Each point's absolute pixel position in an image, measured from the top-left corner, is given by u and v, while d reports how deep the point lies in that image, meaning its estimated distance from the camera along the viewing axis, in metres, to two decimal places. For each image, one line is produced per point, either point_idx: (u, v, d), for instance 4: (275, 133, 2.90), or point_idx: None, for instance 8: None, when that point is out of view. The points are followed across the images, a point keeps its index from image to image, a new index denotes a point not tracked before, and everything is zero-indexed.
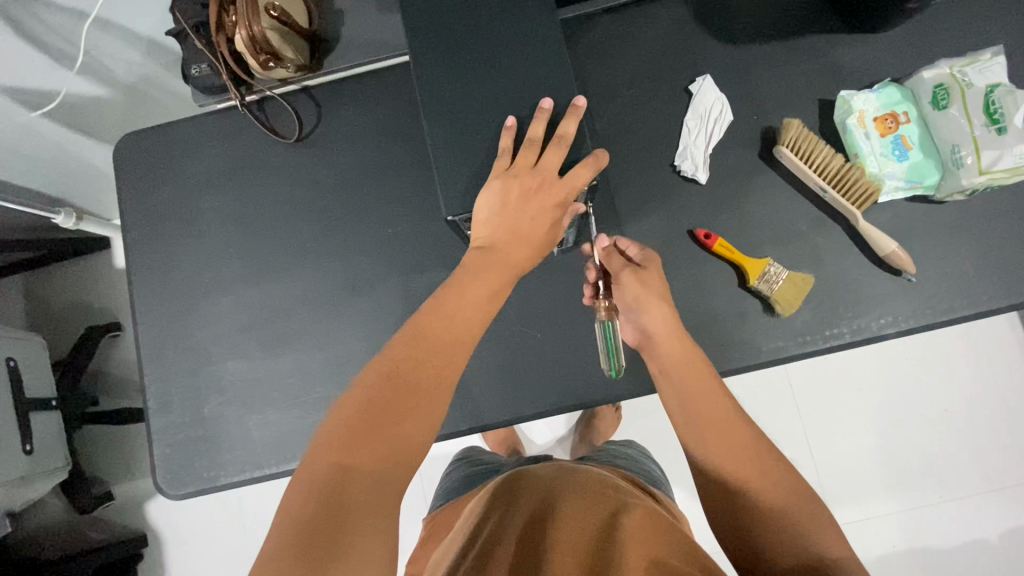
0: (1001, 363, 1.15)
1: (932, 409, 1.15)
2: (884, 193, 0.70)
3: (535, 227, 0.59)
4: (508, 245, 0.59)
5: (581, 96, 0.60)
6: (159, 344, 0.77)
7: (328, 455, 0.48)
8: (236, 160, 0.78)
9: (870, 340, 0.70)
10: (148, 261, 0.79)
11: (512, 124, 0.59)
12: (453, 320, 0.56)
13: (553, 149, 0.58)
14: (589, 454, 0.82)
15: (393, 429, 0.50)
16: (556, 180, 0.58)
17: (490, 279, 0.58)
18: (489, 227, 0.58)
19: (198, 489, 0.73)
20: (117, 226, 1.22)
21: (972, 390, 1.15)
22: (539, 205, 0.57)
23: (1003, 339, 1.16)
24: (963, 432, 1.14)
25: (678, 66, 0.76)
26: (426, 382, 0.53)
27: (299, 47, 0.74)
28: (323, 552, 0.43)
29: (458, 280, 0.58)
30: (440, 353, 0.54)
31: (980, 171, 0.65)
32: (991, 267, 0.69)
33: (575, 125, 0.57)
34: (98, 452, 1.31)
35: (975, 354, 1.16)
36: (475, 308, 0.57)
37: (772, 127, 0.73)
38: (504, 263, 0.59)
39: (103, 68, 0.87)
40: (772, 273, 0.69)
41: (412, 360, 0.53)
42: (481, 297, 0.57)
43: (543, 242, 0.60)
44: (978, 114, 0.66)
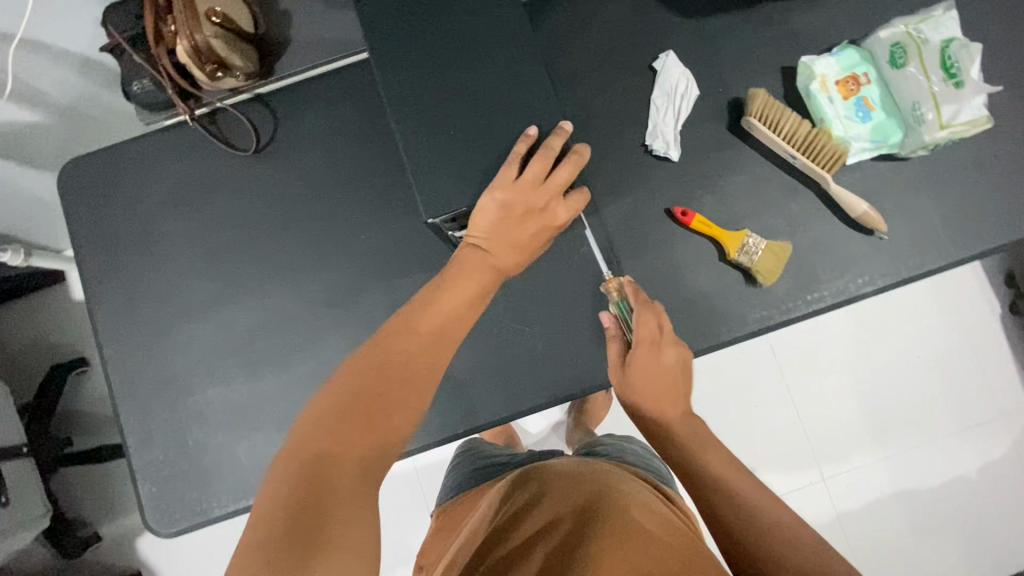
0: (966, 308, 1.20)
1: (907, 356, 1.19)
2: (852, 155, 0.71)
3: (521, 234, 0.59)
4: (490, 245, 0.60)
5: (567, 120, 0.59)
6: (132, 379, 0.73)
7: (309, 457, 0.47)
8: (192, 178, 0.75)
9: (850, 300, 0.71)
10: (110, 293, 0.74)
11: (533, 133, 0.58)
12: (438, 319, 0.56)
13: (540, 158, 0.57)
14: (595, 445, 0.82)
15: (378, 428, 0.50)
16: (540, 186, 0.58)
17: (472, 279, 0.59)
18: (481, 229, 0.59)
19: (192, 523, 0.71)
20: (71, 258, 1.15)
21: (942, 335, 1.20)
22: (522, 212, 0.58)
23: (968, 285, 1.21)
24: (938, 377, 1.19)
25: (640, 43, 0.75)
26: (408, 386, 0.53)
27: (246, 53, 0.70)
28: (296, 557, 0.41)
29: (446, 284, 0.58)
30: (425, 355, 0.54)
31: (942, 125, 0.67)
32: (958, 218, 0.71)
33: (560, 142, 0.57)
34: (79, 494, 1.26)
35: (942, 302, 1.20)
36: (460, 314, 0.58)
37: (738, 99, 0.74)
38: (486, 263, 0.60)
39: (35, 91, 0.81)
40: (751, 244, 0.69)
41: (407, 365, 0.53)
42: (464, 299, 0.58)
43: (531, 251, 0.62)
44: (936, 70, 0.68)
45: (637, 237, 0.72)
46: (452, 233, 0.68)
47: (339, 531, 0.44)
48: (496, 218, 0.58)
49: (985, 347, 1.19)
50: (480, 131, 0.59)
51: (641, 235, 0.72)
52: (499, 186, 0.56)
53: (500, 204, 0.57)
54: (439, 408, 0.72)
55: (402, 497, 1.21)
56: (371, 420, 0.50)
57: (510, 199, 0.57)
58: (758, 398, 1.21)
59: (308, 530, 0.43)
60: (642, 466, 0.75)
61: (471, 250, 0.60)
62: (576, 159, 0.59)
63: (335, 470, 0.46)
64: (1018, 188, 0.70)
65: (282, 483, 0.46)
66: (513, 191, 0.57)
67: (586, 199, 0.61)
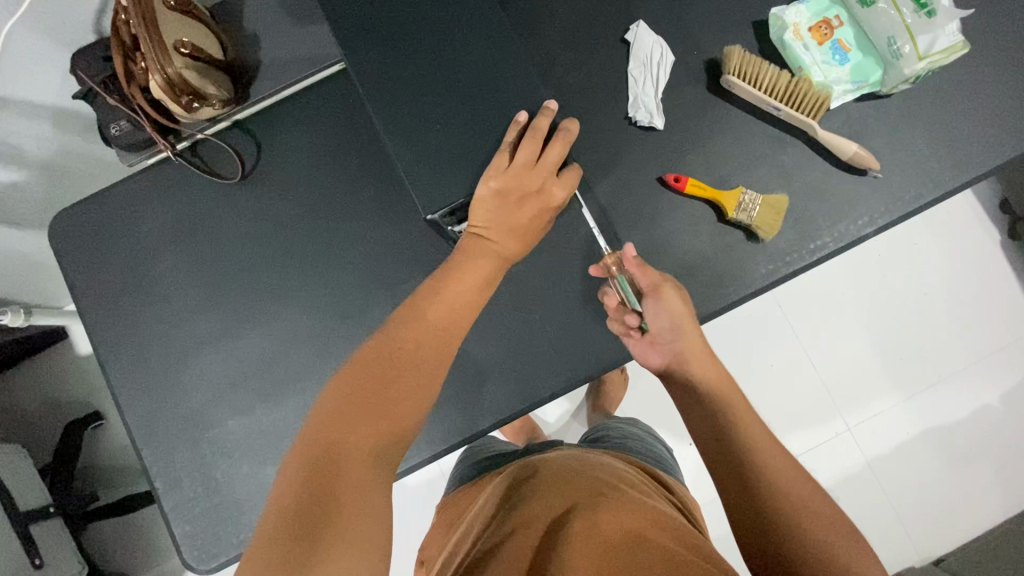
0: (965, 238, 1.20)
1: (914, 294, 1.19)
2: (835, 99, 0.71)
3: (521, 218, 0.59)
4: (490, 232, 0.60)
5: (552, 101, 0.59)
6: (150, 421, 0.73)
7: (317, 456, 0.47)
8: (183, 213, 0.74)
9: (853, 243, 0.71)
10: (117, 339, 0.74)
11: (522, 120, 0.58)
12: (441, 315, 0.56)
13: (529, 142, 0.57)
14: (601, 433, 0.82)
15: (388, 425, 0.51)
16: (532, 168, 0.58)
17: (466, 273, 0.58)
18: (476, 214, 0.59)
19: (230, 556, 0.70)
20: (71, 312, 1.14)
21: (945, 269, 1.20)
22: (513, 197, 0.58)
23: (964, 216, 1.21)
24: (946, 311, 1.19)
25: (609, 17, 0.75)
26: (416, 383, 0.53)
27: (220, 80, 0.70)
28: (302, 554, 0.42)
29: (446, 272, 0.58)
30: (434, 350, 0.55)
31: (920, 57, 0.67)
32: (948, 146, 0.71)
33: (548, 123, 0.58)
34: (111, 547, 1.25)
35: (941, 235, 1.21)
36: (463, 306, 0.58)
37: (714, 59, 0.74)
38: (479, 253, 0.59)
39: (12, 149, 0.80)
40: (748, 201, 0.69)
41: (414, 365, 0.53)
42: (468, 289, 0.58)
43: (532, 235, 0.62)
44: (906, 3, 0.68)
45: (633, 210, 0.72)
46: (450, 228, 0.68)
47: (341, 530, 0.44)
48: (491, 206, 0.58)
49: (987, 274, 1.19)
50: (464, 123, 0.59)
51: (637, 208, 0.72)
52: (492, 174, 0.57)
53: (495, 190, 0.57)
54: (460, 407, 0.72)
55: (430, 506, 1.20)
56: (381, 418, 0.50)
57: (503, 184, 0.57)
58: (769, 354, 1.21)
59: (311, 527, 0.43)
60: (642, 456, 0.74)
61: (471, 238, 0.60)
62: (564, 139, 0.59)
63: (343, 467, 0.47)
64: (1003, 107, 0.71)
65: (293, 479, 0.46)
66: (505, 176, 0.57)
67: (578, 175, 0.61)
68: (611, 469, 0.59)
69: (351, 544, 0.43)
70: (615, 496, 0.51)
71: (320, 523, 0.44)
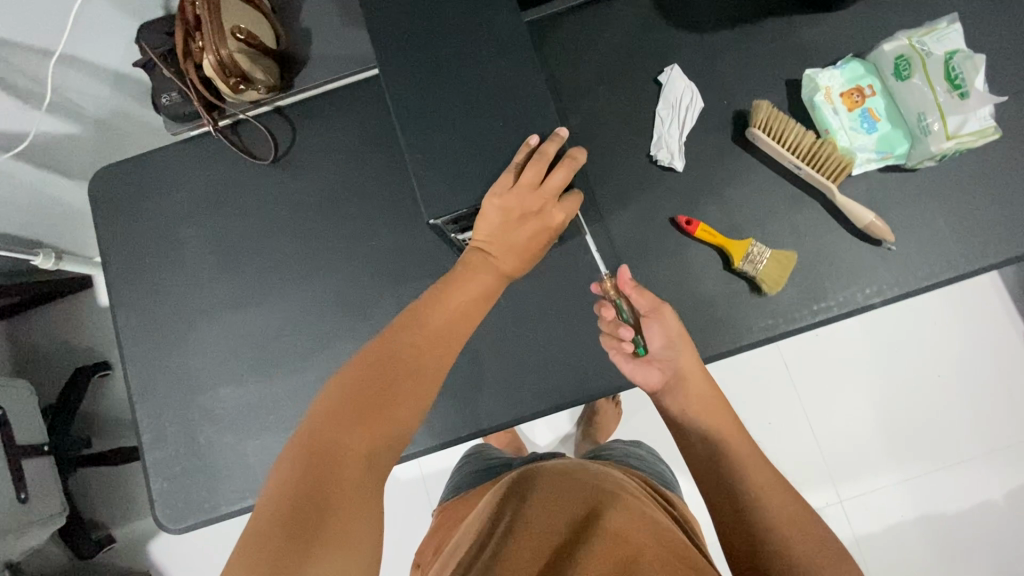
0: (988, 325, 1.17)
1: (927, 373, 1.16)
2: (857, 166, 0.71)
3: (520, 237, 0.61)
4: (492, 249, 0.61)
5: (563, 126, 0.60)
6: (148, 377, 0.76)
7: (307, 454, 0.49)
8: (213, 186, 0.78)
9: (857, 310, 0.71)
10: (131, 294, 0.78)
11: (531, 143, 0.59)
12: (442, 318, 0.58)
13: (535, 164, 0.58)
14: (602, 451, 0.82)
15: (382, 420, 0.52)
16: (535, 190, 0.59)
17: (473, 284, 0.60)
18: (483, 229, 0.60)
19: (199, 521, 0.72)
20: (97, 264, 1.20)
21: (963, 353, 1.17)
22: (517, 216, 0.59)
23: (990, 302, 1.18)
24: (959, 396, 1.15)
25: (645, 58, 0.77)
26: (411, 380, 0.54)
27: (268, 67, 0.74)
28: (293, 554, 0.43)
29: (454, 281, 0.60)
30: (432, 348, 0.57)
31: (948, 136, 0.67)
32: (969, 228, 0.70)
33: (554, 148, 0.59)
34: (96, 496, 1.31)
35: (964, 318, 1.18)
36: (464, 313, 0.59)
37: (742, 111, 0.75)
38: (488, 268, 0.61)
39: (71, 105, 0.86)
40: (755, 253, 0.70)
41: (415, 359, 0.56)
42: (470, 299, 0.60)
43: (533, 255, 0.63)
44: (940, 81, 0.68)
45: (641, 245, 0.74)
46: (455, 237, 0.69)
47: (332, 526, 0.45)
48: (499, 222, 0.60)
49: (1009, 364, 1.15)
50: (487, 138, 0.61)
51: (645, 243, 0.73)
52: (497, 190, 0.58)
53: (502, 207, 0.58)
54: (444, 412, 0.73)
55: (404, 507, 1.21)
56: (373, 414, 0.52)
57: (508, 203, 0.58)
58: (770, 411, 1.19)
59: (301, 526, 0.45)
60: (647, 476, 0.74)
61: (476, 251, 0.62)
62: (569, 165, 0.61)
63: (335, 465, 0.48)
64: None
65: (287, 477, 0.48)
66: (510, 196, 0.58)
67: (579, 201, 0.63)
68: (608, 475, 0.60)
69: (340, 539, 0.45)
70: (608, 499, 0.53)
71: (321, 504, 0.46)
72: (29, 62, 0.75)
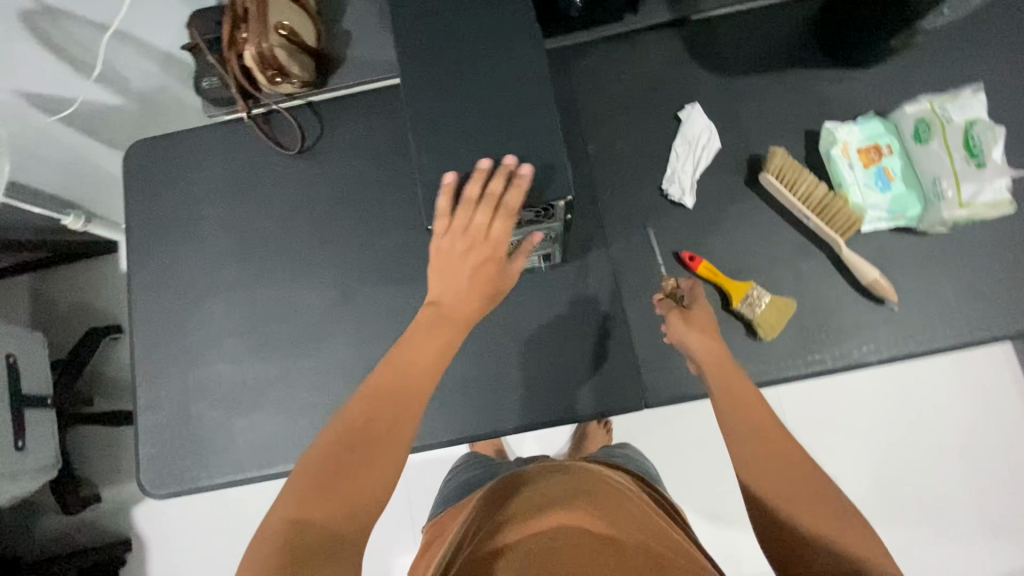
0: (996, 398, 1.14)
1: (928, 440, 1.14)
2: (867, 223, 0.71)
3: (475, 284, 0.60)
4: (443, 298, 0.60)
5: (512, 155, 0.58)
6: (151, 344, 0.79)
7: (286, 518, 0.47)
8: (239, 170, 0.82)
9: (852, 366, 0.71)
10: (148, 263, 0.81)
11: (486, 171, 0.57)
12: (410, 367, 0.57)
13: (484, 204, 0.57)
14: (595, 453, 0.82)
15: (357, 476, 0.50)
16: (484, 229, 0.58)
17: (450, 320, 0.59)
18: (438, 280, 0.60)
19: (180, 490, 0.74)
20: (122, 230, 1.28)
21: (967, 424, 1.14)
22: (472, 258, 0.59)
23: (1002, 375, 1.14)
24: (961, 468, 1.12)
25: (668, 94, 0.79)
26: (384, 428, 0.53)
27: (305, 64, 0.78)
28: None
29: (413, 335, 0.59)
30: (399, 393, 0.55)
31: (960, 204, 0.67)
32: (973, 298, 0.70)
33: (502, 184, 0.57)
34: (92, 453, 1.35)
35: (972, 388, 1.15)
36: (418, 364, 0.57)
37: (757, 156, 0.76)
38: (462, 305, 0.60)
39: (119, 78, 0.91)
40: (755, 296, 0.70)
41: (391, 394, 0.55)
42: (432, 352, 0.58)
43: (489, 301, 0.61)
44: (958, 148, 0.68)
45: (642, 275, 0.75)
46: None
47: None
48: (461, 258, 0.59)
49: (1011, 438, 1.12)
50: None
51: (647, 274, 0.74)
52: (444, 230, 0.58)
53: (449, 245, 0.58)
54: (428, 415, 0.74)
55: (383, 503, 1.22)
56: (351, 471, 0.50)
57: (460, 244, 0.59)
58: None
59: None
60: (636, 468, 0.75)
61: (431, 307, 0.60)
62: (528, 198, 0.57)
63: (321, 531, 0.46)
64: None
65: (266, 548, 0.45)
66: (461, 238, 0.59)
67: (535, 236, 0.62)
68: (591, 479, 0.61)
69: None
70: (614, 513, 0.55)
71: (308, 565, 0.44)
72: (85, 34, 0.80)
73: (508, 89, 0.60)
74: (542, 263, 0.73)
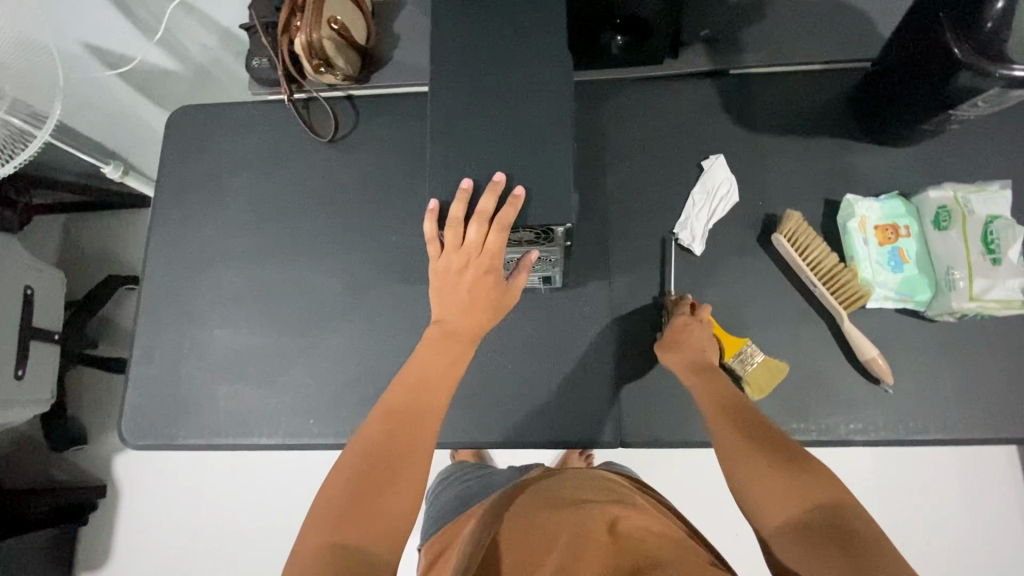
0: (999, 504, 1.03)
1: (926, 541, 1.03)
2: (873, 300, 0.71)
3: (479, 303, 0.64)
4: (448, 316, 0.65)
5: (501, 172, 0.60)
6: (157, 299, 0.81)
7: (324, 535, 0.50)
8: (271, 147, 0.85)
9: (836, 442, 0.70)
10: (169, 220, 0.84)
11: (467, 188, 0.59)
12: (424, 382, 0.63)
13: (476, 223, 0.58)
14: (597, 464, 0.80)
15: (387, 491, 0.54)
16: (479, 249, 0.60)
17: (452, 349, 0.65)
18: (440, 301, 0.65)
19: (156, 444, 0.76)
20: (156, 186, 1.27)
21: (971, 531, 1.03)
22: (470, 277, 0.62)
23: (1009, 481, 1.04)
24: None
25: (695, 142, 0.80)
26: (406, 438, 0.58)
27: (350, 59, 0.81)
28: None
29: (420, 354, 0.64)
30: (412, 408, 0.60)
31: (971, 297, 0.66)
32: (967, 394, 0.69)
33: (492, 201, 0.57)
34: (87, 394, 1.39)
35: (977, 492, 1.04)
36: (426, 378, 0.63)
37: (773, 216, 0.76)
38: (460, 335, 0.65)
39: (178, 44, 0.96)
40: (748, 353, 0.70)
41: (407, 414, 0.60)
42: (439, 365, 0.64)
43: (491, 315, 0.65)
44: (975, 242, 0.67)
45: (638, 313, 0.76)
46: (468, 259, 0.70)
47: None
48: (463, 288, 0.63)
49: (1011, 557, 1.01)
50: None
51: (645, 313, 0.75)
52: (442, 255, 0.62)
53: (445, 265, 0.62)
54: None
55: None
56: (380, 482, 0.54)
57: (456, 264, 0.62)
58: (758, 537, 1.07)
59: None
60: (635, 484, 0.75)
61: (436, 328, 0.66)
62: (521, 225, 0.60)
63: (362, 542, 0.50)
64: None
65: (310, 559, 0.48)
66: (455, 256, 0.61)
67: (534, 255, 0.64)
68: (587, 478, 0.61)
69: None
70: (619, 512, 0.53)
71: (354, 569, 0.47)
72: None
73: (536, 111, 0.61)
74: (541, 284, 0.74)
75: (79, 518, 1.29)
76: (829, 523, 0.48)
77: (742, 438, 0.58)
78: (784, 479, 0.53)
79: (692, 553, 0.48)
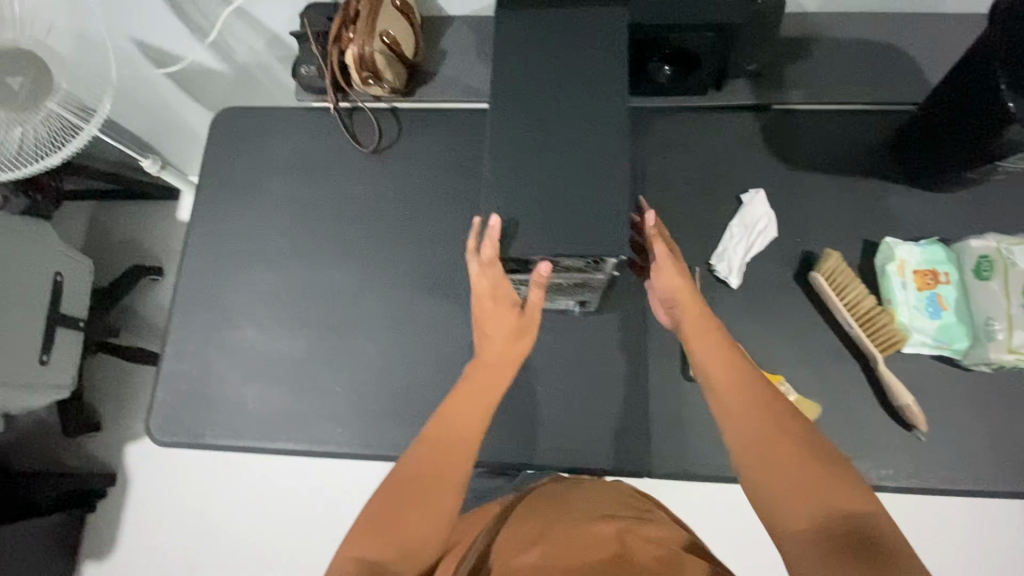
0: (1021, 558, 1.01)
1: None
2: (910, 345, 0.70)
3: (504, 329, 0.65)
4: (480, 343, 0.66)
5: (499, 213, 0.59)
6: (191, 296, 0.82)
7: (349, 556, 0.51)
8: (313, 154, 0.86)
9: (866, 486, 0.69)
10: (208, 219, 0.85)
11: (477, 225, 0.61)
12: (456, 412, 0.61)
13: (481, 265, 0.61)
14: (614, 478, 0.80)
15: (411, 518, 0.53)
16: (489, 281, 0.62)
17: (488, 384, 0.63)
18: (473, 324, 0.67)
19: (182, 442, 0.76)
20: (192, 182, 1.28)
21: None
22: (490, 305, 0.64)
23: None
24: None
25: (735, 175, 0.81)
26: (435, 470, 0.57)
27: (399, 72, 0.82)
28: None
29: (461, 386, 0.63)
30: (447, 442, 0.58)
31: (1009, 348, 0.66)
32: (1002, 446, 0.68)
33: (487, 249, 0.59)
34: (104, 382, 1.39)
35: (994, 539, 1.02)
36: (460, 408, 0.61)
37: (811, 253, 0.76)
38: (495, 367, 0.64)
39: (226, 46, 0.97)
40: (780, 391, 0.71)
41: (439, 448, 0.58)
42: (471, 404, 0.61)
43: (521, 342, 0.65)
44: (1017, 294, 0.66)
45: (670, 342, 0.76)
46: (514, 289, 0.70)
47: None
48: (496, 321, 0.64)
49: None
50: None
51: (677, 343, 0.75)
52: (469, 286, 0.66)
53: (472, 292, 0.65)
54: None
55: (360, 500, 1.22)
56: (405, 507, 0.54)
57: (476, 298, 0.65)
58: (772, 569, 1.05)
59: None
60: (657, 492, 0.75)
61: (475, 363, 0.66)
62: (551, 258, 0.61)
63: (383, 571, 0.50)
64: None
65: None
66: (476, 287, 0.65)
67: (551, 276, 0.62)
68: (604, 488, 0.60)
69: None
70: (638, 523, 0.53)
71: None
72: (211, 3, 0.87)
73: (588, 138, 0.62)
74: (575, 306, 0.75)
75: (88, 505, 1.29)
76: (859, 537, 0.43)
77: (754, 420, 0.52)
78: (800, 471, 0.47)
79: (710, 567, 0.48)
